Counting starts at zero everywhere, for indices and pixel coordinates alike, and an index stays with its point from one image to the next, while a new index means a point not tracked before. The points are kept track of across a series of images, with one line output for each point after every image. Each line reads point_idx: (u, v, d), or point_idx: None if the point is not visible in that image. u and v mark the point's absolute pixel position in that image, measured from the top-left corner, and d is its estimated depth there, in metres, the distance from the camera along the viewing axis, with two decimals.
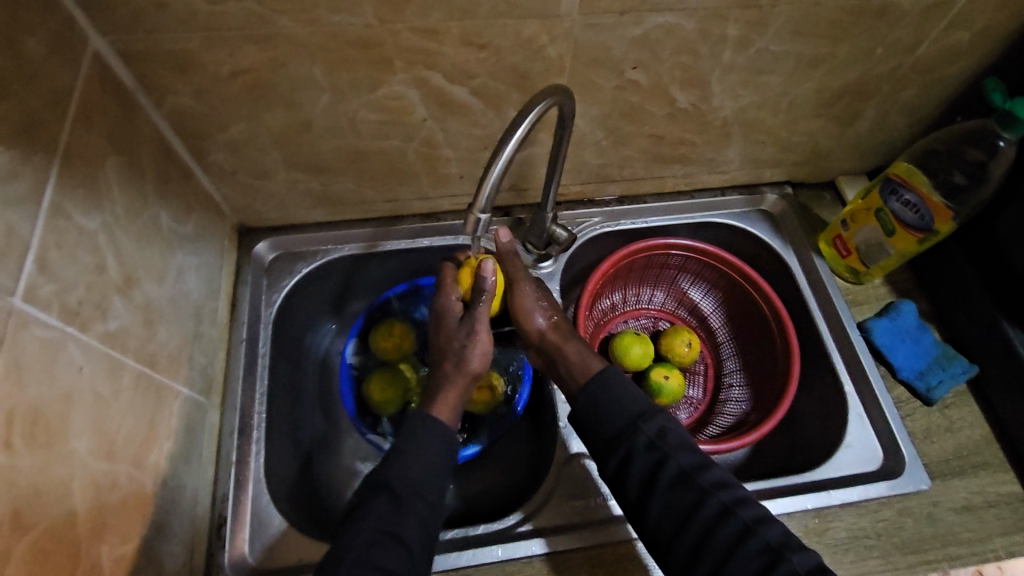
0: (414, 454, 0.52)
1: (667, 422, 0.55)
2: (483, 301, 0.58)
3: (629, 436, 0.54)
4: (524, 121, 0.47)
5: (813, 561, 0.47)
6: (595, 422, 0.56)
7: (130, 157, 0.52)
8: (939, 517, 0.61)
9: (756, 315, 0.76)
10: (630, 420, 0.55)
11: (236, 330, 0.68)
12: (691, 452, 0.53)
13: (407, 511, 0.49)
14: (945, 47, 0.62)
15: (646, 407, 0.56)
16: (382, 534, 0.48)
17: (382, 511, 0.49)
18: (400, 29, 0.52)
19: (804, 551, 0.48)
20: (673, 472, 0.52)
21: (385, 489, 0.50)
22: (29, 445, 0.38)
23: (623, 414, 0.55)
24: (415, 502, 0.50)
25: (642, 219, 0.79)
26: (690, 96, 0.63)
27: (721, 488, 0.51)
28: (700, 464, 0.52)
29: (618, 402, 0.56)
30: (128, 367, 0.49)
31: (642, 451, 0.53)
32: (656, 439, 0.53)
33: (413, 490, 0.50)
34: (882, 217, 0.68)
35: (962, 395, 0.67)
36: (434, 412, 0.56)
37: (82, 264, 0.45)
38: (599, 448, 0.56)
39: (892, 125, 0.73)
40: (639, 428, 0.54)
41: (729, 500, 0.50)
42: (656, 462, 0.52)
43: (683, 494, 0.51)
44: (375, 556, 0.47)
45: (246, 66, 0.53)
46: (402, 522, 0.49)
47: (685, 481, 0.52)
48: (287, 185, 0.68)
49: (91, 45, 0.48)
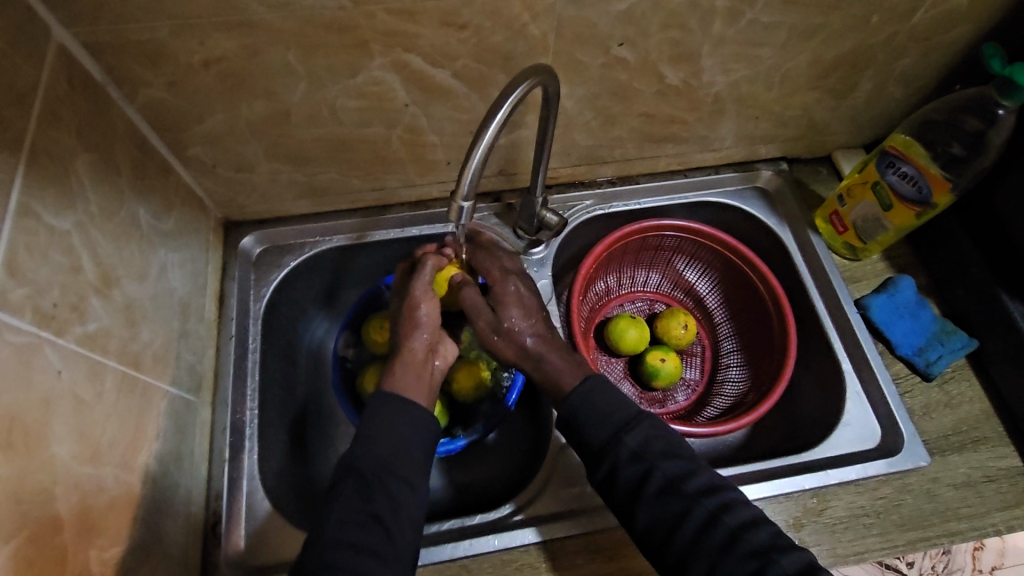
0: (389, 435, 0.51)
1: (652, 430, 0.54)
2: (423, 272, 0.60)
3: (611, 449, 0.53)
4: (505, 103, 0.45)
5: (802, 561, 0.46)
6: (580, 432, 0.55)
7: (101, 154, 0.51)
8: (938, 492, 0.60)
9: (753, 294, 0.74)
10: (613, 432, 0.54)
11: (225, 326, 0.67)
12: (675, 459, 0.52)
13: (379, 490, 0.49)
14: (942, 13, 0.60)
15: (628, 418, 0.54)
16: (358, 515, 0.47)
17: (351, 496, 0.48)
18: (375, 11, 0.50)
19: (792, 552, 0.47)
20: (659, 482, 0.51)
21: (354, 471, 0.49)
22: (6, 453, 0.37)
23: (608, 424, 0.54)
24: (386, 481, 0.49)
25: (634, 201, 0.77)
26: (680, 73, 0.62)
27: (706, 495, 0.50)
28: (685, 472, 0.51)
29: (602, 413, 0.55)
30: (110, 368, 0.48)
31: (627, 463, 0.52)
32: (640, 450, 0.52)
33: (382, 469, 0.49)
34: (879, 190, 0.66)
35: (961, 370, 0.67)
36: (390, 385, 0.55)
37: (55, 266, 0.44)
38: (588, 457, 0.55)
39: (889, 95, 0.71)
40: (622, 441, 0.53)
41: (715, 507, 0.49)
42: (643, 473, 0.52)
43: (669, 502, 0.50)
44: (350, 536, 0.47)
45: (218, 54, 0.51)
46: (376, 501, 0.48)
47: (672, 490, 0.51)
48: (270, 176, 0.67)
49: (55, 38, 0.46)
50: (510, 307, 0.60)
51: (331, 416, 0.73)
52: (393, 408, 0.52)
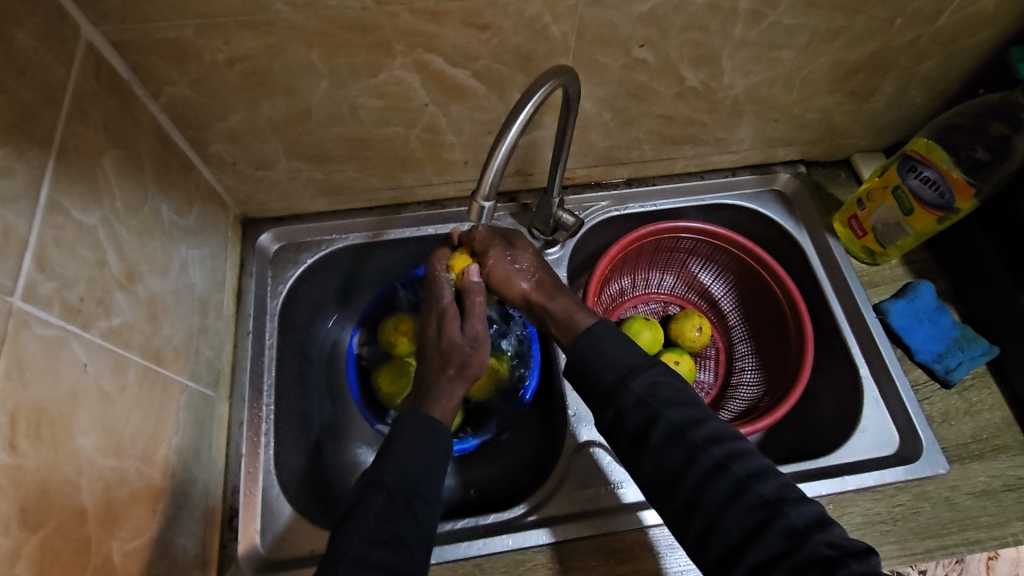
0: (416, 457, 0.53)
1: (659, 377, 0.55)
2: (476, 302, 0.61)
3: (618, 394, 0.54)
4: (528, 104, 0.45)
5: (812, 513, 0.47)
6: (590, 378, 0.56)
7: (127, 150, 0.51)
8: (957, 501, 0.60)
9: (768, 299, 0.74)
10: (620, 377, 0.55)
11: (242, 322, 0.68)
12: (683, 407, 0.53)
13: (405, 508, 0.50)
14: (967, 16, 0.59)
15: (636, 363, 0.56)
16: (381, 534, 0.48)
17: (383, 509, 0.49)
18: (397, 11, 0.50)
19: (800, 504, 0.47)
20: (665, 427, 0.52)
21: (383, 489, 0.50)
22: (34, 444, 0.37)
23: (616, 370, 0.56)
24: (414, 501, 0.50)
25: (651, 202, 0.77)
26: (700, 74, 0.62)
27: (714, 443, 0.51)
28: (694, 420, 0.52)
29: (613, 357, 0.56)
30: (133, 362, 0.49)
31: (632, 409, 0.53)
32: (646, 396, 0.54)
33: (411, 490, 0.51)
34: (899, 195, 0.66)
35: (981, 377, 0.66)
36: (434, 412, 0.57)
37: (82, 260, 0.44)
38: (595, 403, 0.56)
39: (911, 99, 0.70)
40: (628, 386, 0.54)
41: (723, 455, 0.50)
42: (649, 418, 0.53)
43: (676, 449, 0.51)
44: (377, 557, 0.47)
45: (241, 53, 0.52)
46: (400, 522, 0.49)
47: (677, 437, 0.52)
48: (289, 174, 0.67)
49: (84, 35, 0.47)
50: (504, 269, 0.62)
51: (347, 414, 0.74)
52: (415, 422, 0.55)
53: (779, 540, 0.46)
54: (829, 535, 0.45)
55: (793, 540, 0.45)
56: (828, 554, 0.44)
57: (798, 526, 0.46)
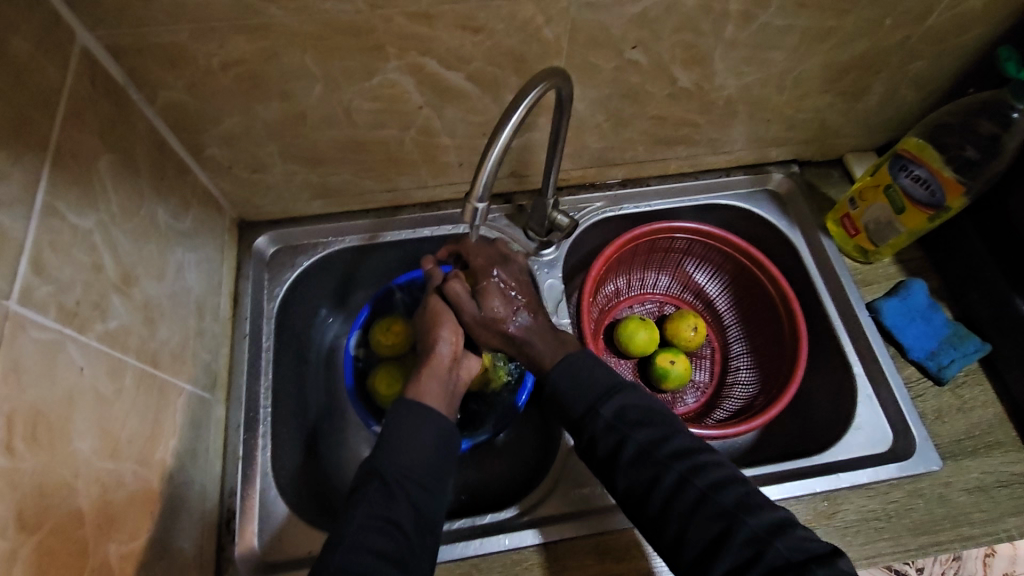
0: (411, 440, 0.53)
1: (627, 400, 0.56)
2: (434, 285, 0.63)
3: (589, 420, 0.56)
4: (519, 105, 0.45)
5: (771, 520, 0.49)
6: (561, 403, 0.58)
7: (122, 155, 0.52)
8: (951, 497, 0.60)
9: (763, 298, 0.74)
10: (588, 406, 0.56)
11: (239, 325, 0.68)
12: (650, 427, 0.54)
13: (399, 496, 0.50)
14: (956, 16, 0.60)
15: (606, 389, 0.57)
16: (377, 520, 0.49)
17: (374, 497, 0.50)
18: (392, 14, 0.50)
19: (774, 516, 0.49)
20: (633, 450, 0.53)
21: (376, 477, 0.51)
22: (30, 446, 0.37)
23: (585, 399, 0.57)
24: (406, 487, 0.51)
25: (645, 202, 0.77)
26: (692, 75, 0.62)
27: (677, 458, 0.52)
28: (659, 438, 0.54)
29: (580, 387, 0.57)
30: (129, 365, 0.49)
31: (602, 433, 0.55)
32: (614, 420, 0.55)
33: (404, 476, 0.51)
34: (891, 193, 0.67)
35: (974, 374, 0.66)
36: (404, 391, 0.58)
37: (78, 264, 0.44)
38: (569, 428, 0.57)
39: (902, 98, 0.70)
40: (597, 413, 0.55)
41: (685, 470, 0.52)
42: (617, 441, 0.54)
43: (643, 468, 0.53)
44: (369, 540, 0.48)
45: (237, 57, 0.52)
46: (395, 507, 0.50)
47: (646, 457, 0.53)
48: (284, 178, 0.67)
49: (80, 41, 0.47)
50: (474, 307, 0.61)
51: (343, 413, 0.74)
52: (412, 416, 0.54)
53: (743, 549, 0.47)
54: (789, 540, 0.47)
55: (755, 547, 0.47)
56: (793, 559, 0.46)
57: (760, 534, 0.48)
